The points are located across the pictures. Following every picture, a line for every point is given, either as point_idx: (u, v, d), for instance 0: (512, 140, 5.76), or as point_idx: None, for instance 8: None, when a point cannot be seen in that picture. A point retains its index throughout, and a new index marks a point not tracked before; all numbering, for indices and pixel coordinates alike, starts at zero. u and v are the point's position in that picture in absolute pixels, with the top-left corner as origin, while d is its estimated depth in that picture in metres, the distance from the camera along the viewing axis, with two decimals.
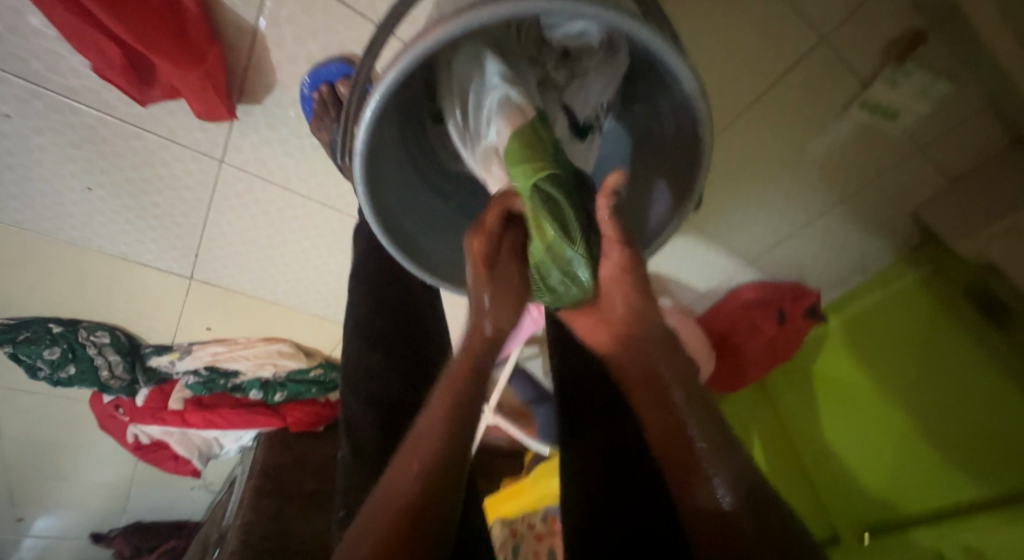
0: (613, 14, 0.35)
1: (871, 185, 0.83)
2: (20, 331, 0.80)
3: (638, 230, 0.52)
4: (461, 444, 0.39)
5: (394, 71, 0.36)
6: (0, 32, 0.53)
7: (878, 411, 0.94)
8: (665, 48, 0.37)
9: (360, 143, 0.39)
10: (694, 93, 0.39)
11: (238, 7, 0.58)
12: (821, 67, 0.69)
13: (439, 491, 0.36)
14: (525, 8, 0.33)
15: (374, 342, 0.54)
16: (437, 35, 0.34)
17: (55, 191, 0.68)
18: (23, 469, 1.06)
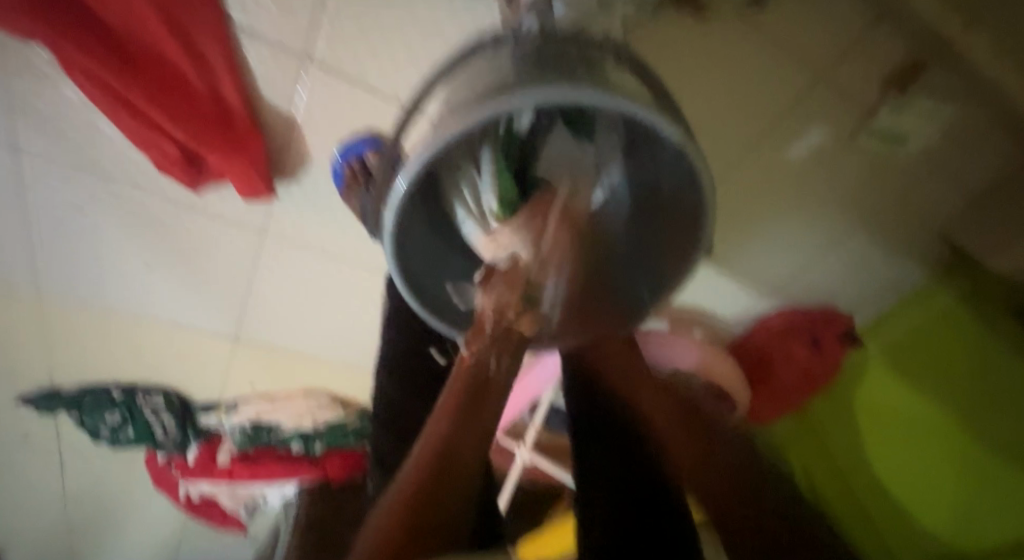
0: (609, 96, 0.40)
1: (885, 212, 0.83)
2: (86, 396, 0.88)
3: (648, 274, 0.54)
4: (462, 449, 0.42)
5: (419, 157, 0.41)
6: (81, 138, 0.64)
7: (926, 439, 0.89)
8: (657, 120, 0.41)
9: (389, 219, 0.44)
10: (684, 145, 0.42)
11: (276, 100, 0.66)
12: (819, 103, 0.70)
13: (439, 493, 0.39)
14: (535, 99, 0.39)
15: (404, 378, 0.59)
16: (456, 124, 0.39)
17: (118, 269, 0.77)
18: (86, 528, 1.13)
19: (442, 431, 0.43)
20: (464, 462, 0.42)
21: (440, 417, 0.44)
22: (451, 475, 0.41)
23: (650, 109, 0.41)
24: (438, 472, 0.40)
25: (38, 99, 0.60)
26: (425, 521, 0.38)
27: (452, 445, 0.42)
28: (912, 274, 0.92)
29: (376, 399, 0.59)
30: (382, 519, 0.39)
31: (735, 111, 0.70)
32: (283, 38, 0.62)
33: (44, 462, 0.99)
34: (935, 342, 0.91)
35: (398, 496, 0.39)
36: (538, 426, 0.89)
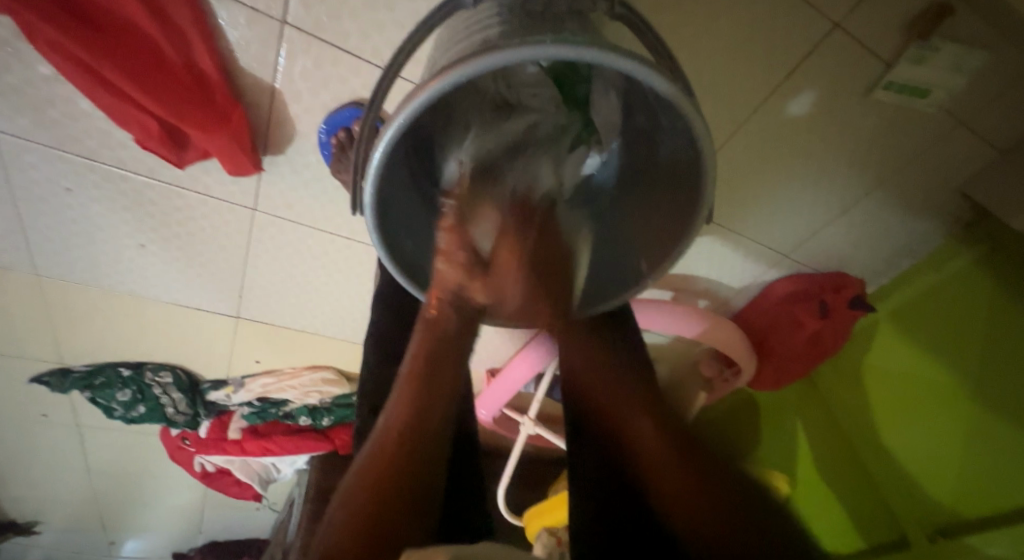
0: (602, 53, 0.36)
1: (905, 169, 0.77)
2: (97, 376, 0.90)
3: (646, 245, 0.51)
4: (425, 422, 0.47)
5: (393, 127, 0.38)
6: (59, 118, 0.62)
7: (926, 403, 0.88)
8: (655, 79, 0.37)
9: (367, 195, 0.42)
10: (681, 104, 0.39)
11: (256, 70, 0.63)
12: (840, 49, 0.64)
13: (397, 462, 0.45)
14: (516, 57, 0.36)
15: (394, 355, 0.59)
16: (431, 88, 0.37)
17: (114, 249, 0.77)
18: (110, 496, 1.17)
19: (410, 398, 0.47)
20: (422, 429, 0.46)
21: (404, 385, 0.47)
22: (424, 439, 0.46)
23: (643, 64, 0.37)
24: (407, 442, 0.46)
25: (10, 75, 0.58)
26: (398, 481, 0.45)
27: (422, 414, 0.47)
28: (933, 233, 0.87)
29: (361, 377, 0.58)
30: (360, 477, 0.45)
31: (746, 62, 0.65)
32: (258, 2, 0.58)
33: (64, 436, 1.02)
34: (941, 307, 0.88)
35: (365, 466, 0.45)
36: (540, 397, 0.89)
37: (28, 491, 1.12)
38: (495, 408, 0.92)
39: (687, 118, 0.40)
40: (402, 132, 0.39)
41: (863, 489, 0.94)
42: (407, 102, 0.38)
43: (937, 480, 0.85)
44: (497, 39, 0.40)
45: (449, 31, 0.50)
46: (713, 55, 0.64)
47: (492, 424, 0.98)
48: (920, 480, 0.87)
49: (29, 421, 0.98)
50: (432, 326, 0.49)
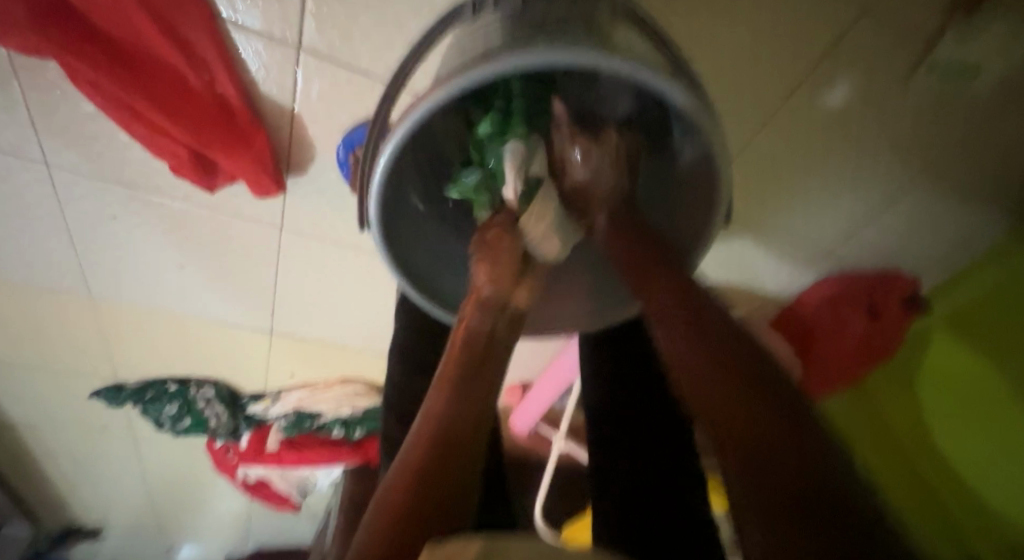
0: (598, 54, 0.36)
1: (956, 157, 0.71)
2: (148, 390, 0.96)
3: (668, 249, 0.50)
4: (462, 425, 0.41)
5: (390, 146, 0.39)
6: (102, 150, 0.66)
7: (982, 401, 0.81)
8: (655, 78, 0.36)
9: (372, 214, 0.42)
10: (682, 99, 0.37)
11: (277, 96, 0.66)
12: (873, 35, 0.60)
13: (442, 460, 0.38)
14: (506, 67, 0.36)
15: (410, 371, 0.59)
16: (422, 106, 0.37)
17: (156, 271, 0.82)
18: (166, 503, 1.23)
19: (441, 399, 0.43)
20: (462, 429, 0.41)
21: (437, 386, 0.44)
22: (456, 448, 0.40)
23: (638, 63, 0.36)
24: (443, 446, 0.39)
25: (57, 114, 0.62)
26: (445, 467, 0.38)
27: (454, 419, 0.41)
28: (993, 226, 0.80)
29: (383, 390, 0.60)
30: (390, 486, 0.37)
31: (771, 55, 0.62)
32: (274, 30, 0.60)
33: (122, 447, 1.09)
34: (1000, 298, 0.80)
35: (397, 478, 0.37)
36: (571, 411, 0.87)
37: (95, 498, 1.20)
38: (529, 422, 0.93)
39: (691, 115, 0.38)
40: (400, 149, 0.40)
41: (927, 506, 0.85)
42: (405, 114, 0.38)
43: (1012, 495, 0.74)
44: (496, 47, 0.39)
45: (454, 44, 0.50)
46: (729, 51, 0.61)
47: (524, 437, 0.97)
48: (991, 496, 0.77)
49: (92, 433, 1.05)
50: (465, 332, 0.47)
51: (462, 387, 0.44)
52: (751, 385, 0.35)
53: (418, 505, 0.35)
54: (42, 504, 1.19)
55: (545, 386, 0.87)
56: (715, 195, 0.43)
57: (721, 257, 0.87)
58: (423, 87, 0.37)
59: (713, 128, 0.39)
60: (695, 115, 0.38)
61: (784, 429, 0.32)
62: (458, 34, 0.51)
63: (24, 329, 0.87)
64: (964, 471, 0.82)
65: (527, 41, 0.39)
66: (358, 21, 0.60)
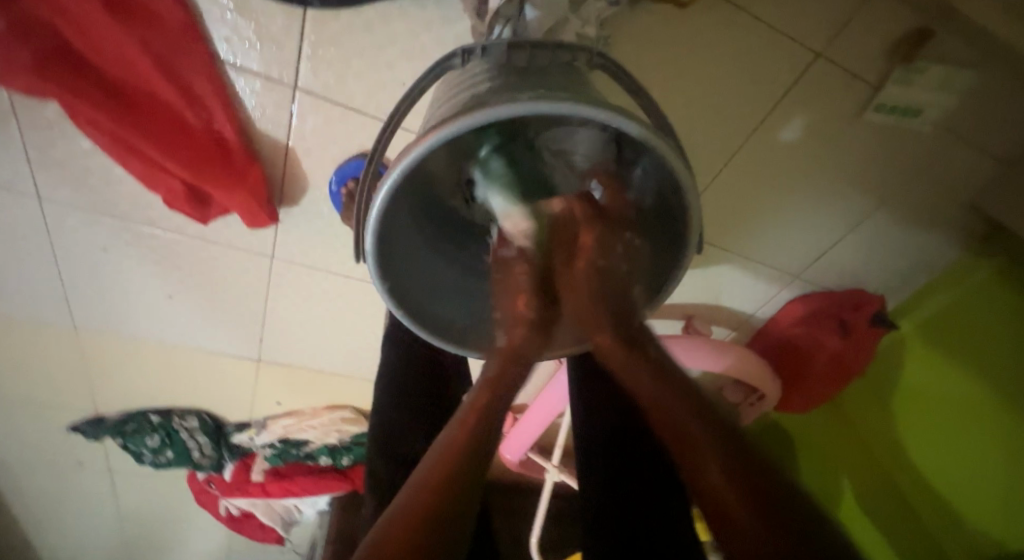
0: (581, 105, 0.40)
1: (905, 187, 0.77)
2: (128, 423, 0.95)
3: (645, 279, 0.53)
4: (462, 477, 0.42)
5: (388, 184, 0.42)
6: (97, 184, 0.68)
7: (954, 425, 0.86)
8: (632, 126, 0.40)
9: (369, 247, 0.45)
10: (656, 142, 0.41)
11: (272, 132, 0.69)
12: (823, 81, 0.66)
13: (447, 500, 0.41)
14: (495, 115, 0.39)
15: (404, 396, 0.61)
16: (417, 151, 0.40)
17: (143, 302, 0.82)
18: (143, 540, 1.20)
19: (448, 450, 0.44)
20: (465, 475, 0.42)
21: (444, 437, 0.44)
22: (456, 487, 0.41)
23: (616, 112, 0.40)
24: (444, 495, 0.41)
25: (54, 150, 0.64)
26: (437, 521, 0.39)
27: (456, 467, 0.42)
28: (942, 250, 0.86)
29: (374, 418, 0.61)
30: (391, 530, 0.39)
31: (733, 98, 0.68)
32: (271, 71, 0.63)
33: (99, 482, 1.06)
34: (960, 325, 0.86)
35: (408, 511, 0.39)
36: (558, 434, 0.89)
37: (66, 538, 1.16)
38: (519, 451, 0.93)
39: (664, 157, 0.42)
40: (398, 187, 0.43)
41: (902, 516, 0.92)
42: (403, 154, 0.41)
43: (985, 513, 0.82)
44: (487, 95, 0.43)
45: (444, 91, 0.54)
46: (698, 93, 0.67)
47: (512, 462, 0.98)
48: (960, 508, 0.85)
49: (67, 468, 1.03)
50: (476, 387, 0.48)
51: (471, 443, 0.44)
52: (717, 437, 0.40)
53: (420, 529, 0.38)
54: (11, 545, 1.14)
55: (537, 411, 0.88)
56: (688, 231, 0.46)
57: (697, 282, 0.92)
58: (421, 131, 0.41)
59: (682, 166, 0.42)
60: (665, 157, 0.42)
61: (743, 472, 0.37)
62: (448, 79, 0.55)
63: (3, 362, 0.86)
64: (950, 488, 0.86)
65: (514, 89, 0.43)
66: (352, 64, 0.64)
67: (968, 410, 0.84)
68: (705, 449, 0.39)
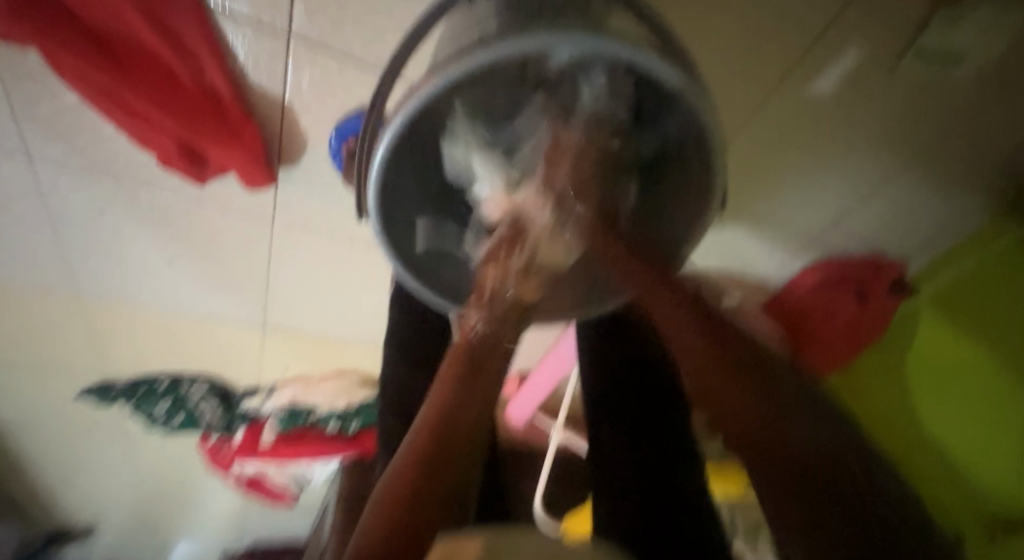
0: (597, 41, 0.36)
1: (943, 140, 0.72)
2: (139, 387, 0.94)
3: (664, 234, 0.50)
4: (461, 420, 0.39)
5: (389, 136, 0.39)
6: (88, 143, 0.65)
7: (970, 385, 0.83)
8: (660, 68, 0.36)
9: (372, 204, 0.42)
10: (685, 88, 0.38)
11: (267, 85, 0.65)
12: (859, 26, 0.60)
13: (451, 447, 0.37)
14: (502, 54, 0.36)
15: (409, 362, 0.58)
16: (419, 97, 0.37)
17: (145, 266, 0.80)
18: (160, 500, 1.22)
19: (449, 392, 0.41)
20: (466, 418, 0.39)
21: (443, 379, 0.41)
22: (465, 437, 0.38)
23: (637, 48, 0.36)
24: (444, 440, 0.37)
25: (40, 107, 0.61)
26: (443, 464, 0.35)
27: (458, 410, 0.39)
28: (977, 210, 0.82)
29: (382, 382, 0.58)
30: (392, 474, 0.35)
31: (764, 44, 0.62)
32: (264, 19, 0.59)
33: (113, 445, 1.07)
34: (987, 285, 0.82)
35: (405, 460, 0.35)
36: (569, 399, 0.87)
37: (85, 496, 1.19)
38: (528, 413, 0.93)
39: (687, 97, 0.38)
40: (399, 139, 0.40)
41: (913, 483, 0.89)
42: (403, 103, 0.38)
43: (1000, 475, 0.78)
44: (490, 36, 0.39)
45: (447, 33, 0.49)
46: (724, 37, 0.61)
47: (522, 425, 0.97)
48: (975, 471, 0.81)
49: (81, 430, 1.03)
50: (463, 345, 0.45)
51: (467, 388, 0.41)
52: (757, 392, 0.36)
53: (426, 475, 0.34)
54: (35, 504, 1.17)
55: (546, 370, 0.87)
56: (712, 181, 0.43)
57: (714, 244, 0.88)
58: (425, 72, 0.37)
59: (711, 115, 0.39)
60: (688, 99, 0.39)
61: (800, 446, 0.33)
62: (451, 21, 0.51)
63: (9, 327, 0.85)
64: (961, 456, 0.83)
65: (526, 28, 0.39)
66: (349, 9, 0.59)
67: (987, 370, 0.81)
68: (749, 409, 0.35)
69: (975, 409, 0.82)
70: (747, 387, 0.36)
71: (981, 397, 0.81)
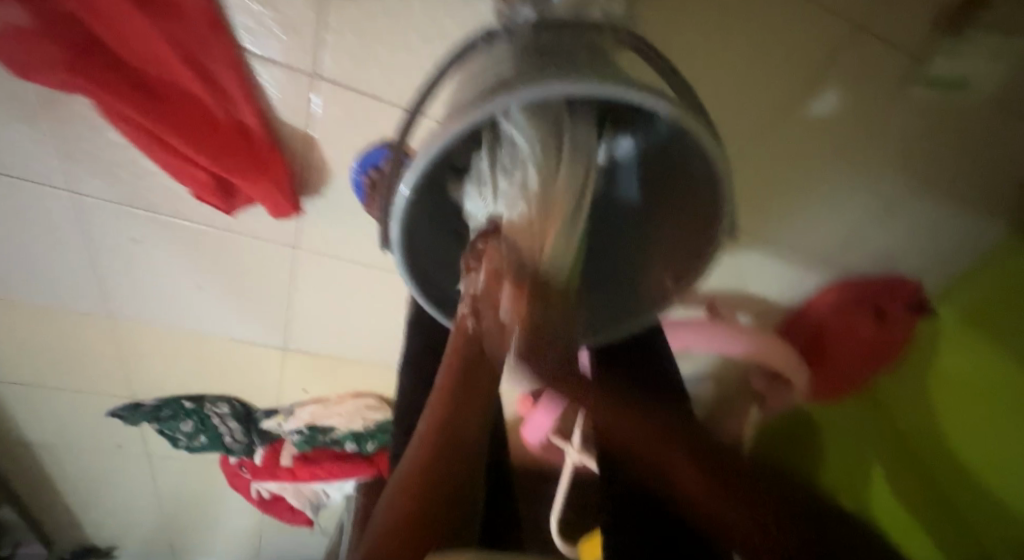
0: (609, 85, 0.38)
1: (952, 165, 0.73)
2: (162, 408, 0.98)
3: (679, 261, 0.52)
4: (465, 433, 0.41)
5: (413, 174, 0.41)
6: (128, 177, 0.69)
7: (987, 407, 0.82)
8: (664, 108, 0.39)
9: (395, 236, 0.45)
10: (691, 124, 0.40)
11: (295, 122, 0.68)
12: (868, 52, 0.63)
13: (450, 455, 0.39)
14: (520, 98, 0.38)
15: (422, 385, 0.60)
16: (442, 138, 0.39)
17: (174, 292, 0.84)
18: (180, 521, 1.24)
19: (445, 400, 0.42)
20: (468, 428, 0.41)
21: (440, 388, 0.43)
22: (463, 446, 0.40)
23: (645, 92, 0.39)
24: (445, 452, 0.39)
25: (85, 143, 0.65)
26: (443, 481, 0.38)
27: (456, 421, 0.41)
28: (989, 232, 0.82)
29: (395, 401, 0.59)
30: (399, 491, 0.38)
31: (768, 76, 0.64)
32: (291, 58, 0.63)
33: (137, 465, 1.10)
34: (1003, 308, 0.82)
35: (405, 482, 0.38)
36: (582, 422, 0.88)
37: (108, 517, 1.21)
38: (541, 434, 0.93)
39: (693, 131, 0.40)
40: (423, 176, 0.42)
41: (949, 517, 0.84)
42: (427, 143, 0.40)
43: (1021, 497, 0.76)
44: (511, 79, 0.42)
45: (467, 75, 0.53)
46: (728, 72, 0.64)
47: (535, 448, 0.98)
48: (998, 494, 0.79)
49: (107, 451, 1.06)
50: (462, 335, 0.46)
51: (462, 395, 0.43)
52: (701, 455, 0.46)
53: (427, 490, 0.37)
54: (59, 524, 1.20)
55: (560, 391, 0.88)
56: (721, 210, 0.45)
57: (726, 267, 0.89)
58: (444, 118, 0.40)
59: (717, 149, 0.41)
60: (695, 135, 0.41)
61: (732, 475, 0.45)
62: (469, 65, 0.54)
63: (45, 350, 0.89)
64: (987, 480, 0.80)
65: (540, 72, 0.42)
66: (373, 50, 0.63)
67: (1001, 390, 0.80)
68: None
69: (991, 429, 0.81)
70: (699, 467, 0.45)
71: (996, 415, 0.80)
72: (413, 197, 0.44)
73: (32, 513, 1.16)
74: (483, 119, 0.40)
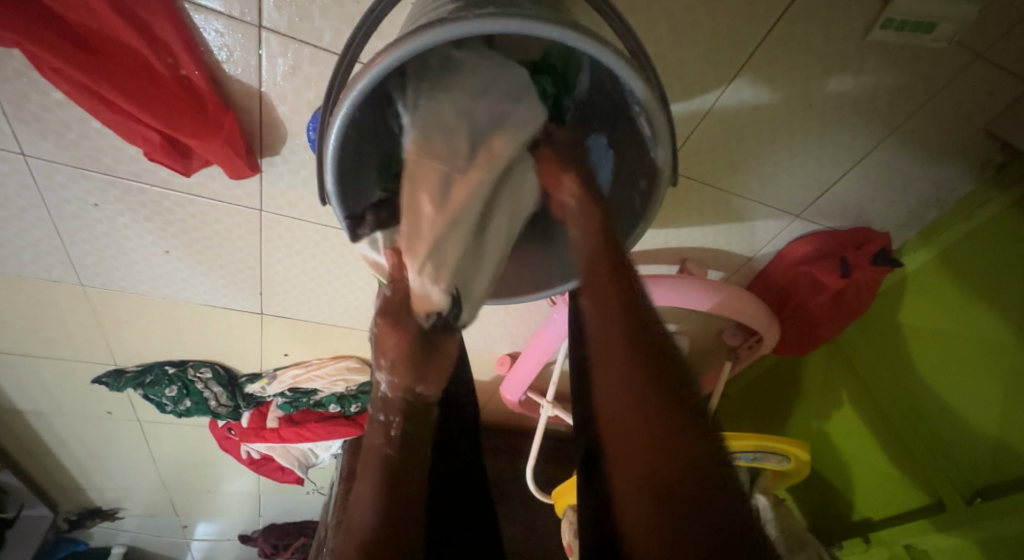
0: (523, 20, 0.36)
1: (922, 111, 0.70)
2: (146, 375, 1.00)
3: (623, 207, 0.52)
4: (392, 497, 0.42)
5: (334, 130, 0.40)
6: (78, 140, 0.67)
7: (949, 356, 0.86)
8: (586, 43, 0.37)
9: (329, 194, 0.44)
10: (626, 72, 0.39)
11: (243, 76, 0.66)
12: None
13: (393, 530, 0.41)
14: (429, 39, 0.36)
15: None
16: (358, 87, 0.38)
17: (142, 258, 0.83)
18: (178, 483, 1.28)
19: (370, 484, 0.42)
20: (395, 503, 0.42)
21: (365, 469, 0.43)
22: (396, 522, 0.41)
23: (566, 29, 0.37)
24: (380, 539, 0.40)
25: (27, 103, 0.63)
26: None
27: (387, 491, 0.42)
28: (962, 179, 0.80)
29: None
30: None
31: (737, 17, 0.60)
32: (232, 8, 0.60)
33: (130, 431, 1.13)
34: (959, 257, 0.85)
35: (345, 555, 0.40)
36: (557, 379, 0.88)
37: (107, 481, 1.25)
38: (520, 391, 0.92)
39: (624, 72, 0.39)
40: (346, 129, 0.41)
41: (907, 460, 0.88)
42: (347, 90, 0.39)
43: (979, 438, 0.81)
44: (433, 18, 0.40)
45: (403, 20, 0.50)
46: None
47: (515, 406, 0.98)
48: (956, 436, 0.84)
49: (98, 417, 1.09)
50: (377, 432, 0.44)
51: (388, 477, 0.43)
52: (674, 427, 0.37)
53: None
54: (63, 487, 1.24)
55: (534, 352, 0.86)
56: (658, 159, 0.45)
57: (718, 225, 0.85)
58: (367, 57, 0.38)
59: (649, 97, 0.40)
60: (627, 76, 0.39)
61: (696, 495, 0.34)
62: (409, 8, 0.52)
63: (22, 320, 0.89)
64: (946, 417, 0.85)
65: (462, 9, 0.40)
66: None
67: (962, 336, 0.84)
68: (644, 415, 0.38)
69: (955, 377, 0.84)
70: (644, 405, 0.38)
71: (956, 362, 0.85)
72: (344, 147, 0.43)
73: (32, 477, 1.20)
74: (398, 63, 0.38)
